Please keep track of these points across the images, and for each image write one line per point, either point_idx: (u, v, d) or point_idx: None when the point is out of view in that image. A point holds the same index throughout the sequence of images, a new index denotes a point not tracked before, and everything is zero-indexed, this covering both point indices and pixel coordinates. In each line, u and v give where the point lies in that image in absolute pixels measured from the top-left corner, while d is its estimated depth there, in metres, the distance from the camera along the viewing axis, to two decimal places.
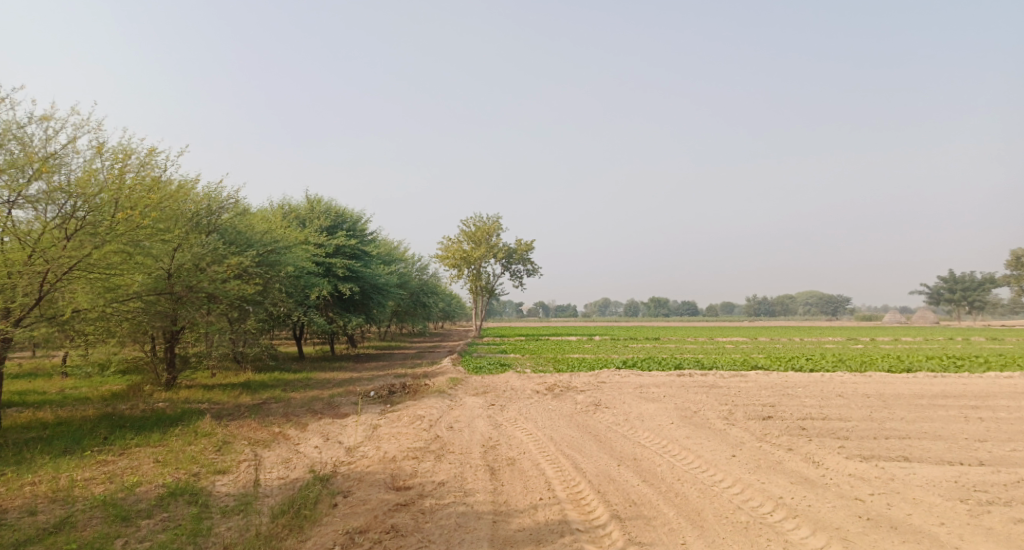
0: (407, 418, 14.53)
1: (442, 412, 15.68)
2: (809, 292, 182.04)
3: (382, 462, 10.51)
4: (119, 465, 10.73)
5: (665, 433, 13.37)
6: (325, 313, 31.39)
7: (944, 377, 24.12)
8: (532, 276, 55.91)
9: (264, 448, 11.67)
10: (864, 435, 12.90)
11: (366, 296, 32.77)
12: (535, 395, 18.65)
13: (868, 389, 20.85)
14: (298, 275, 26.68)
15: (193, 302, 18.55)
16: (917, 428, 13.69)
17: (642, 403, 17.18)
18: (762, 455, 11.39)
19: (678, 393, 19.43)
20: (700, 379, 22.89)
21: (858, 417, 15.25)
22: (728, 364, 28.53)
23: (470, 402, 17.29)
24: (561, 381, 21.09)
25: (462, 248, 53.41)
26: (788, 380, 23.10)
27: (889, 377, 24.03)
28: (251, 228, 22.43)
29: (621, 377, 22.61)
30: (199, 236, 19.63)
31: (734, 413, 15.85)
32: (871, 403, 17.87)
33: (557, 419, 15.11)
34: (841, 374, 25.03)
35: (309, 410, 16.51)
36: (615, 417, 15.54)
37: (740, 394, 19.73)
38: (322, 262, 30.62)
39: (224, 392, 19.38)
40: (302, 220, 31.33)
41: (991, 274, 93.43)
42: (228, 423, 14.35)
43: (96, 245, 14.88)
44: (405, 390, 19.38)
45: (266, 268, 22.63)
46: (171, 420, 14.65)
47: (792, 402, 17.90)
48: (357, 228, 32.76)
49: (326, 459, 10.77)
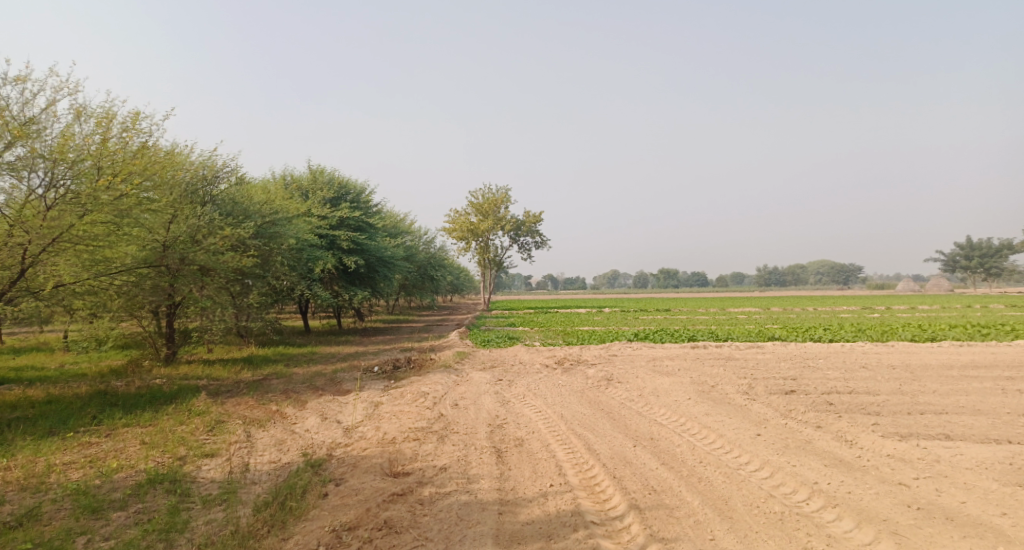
0: (410, 395, 13.83)
1: (447, 388, 14.95)
2: (820, 261, 180.29)
3: (380, 444, 9.81)
4: (103, 448, 10.08)
5: (682, 410, 12.61)
6: (330, 287, 30.71)
7: (970, 347, 23.18)
8: (541, 248, 55.06)
9: (258, 428, 11.01)
10: (897, 411, 12.13)
11: (372, 268, 32.05)
12: (544, 370, 17.93)
13: (892, 360, 19.98)
14: (300, 247, 25.95)
15: (187, 275, 17.79)
16: (953, 402, 12.86)
17: (657, 377, 16.41)
18: (789, 433, 10.62)
19: (694, 366, 18.65)
20: (715, 352, 22.10)
21: (887, 391, 14.42)
22: (743, 335, 27.72)
23: (476, 378, 16.56)
24: (571, 355, 20.35)
25: (470, 219, 52.58)
26: (807, 352, 22.30)
27: (912, 348, 23.21)
28: (248, 198, 21.68)
29: (634, 349, 21.85)
30: (193, 208, 18.86)
31: (754, 387, 15.07)
32: (898, 375, 17.03)
33: (568, 395, 14.37)
34: (861, 345, 24.17)
35: (310, 387, 15.84)
36: (628, 392, 14.78)
37: (758, 366, 18.92)
38: (326, 234, 29.84)
39: (224, 368, 18.74)
40: (305, 192, 30.55)
41: (1008, 241, 91.78)
42: (223, 401, 13.70)
43: (79, 215, 14.20)
44: (410, 365, 18.72)
45: (265, 240, 21.88)
46: (166, 397, 14.00)
47: (815, 375, 17.07)
48: (361, 199, 31.96)
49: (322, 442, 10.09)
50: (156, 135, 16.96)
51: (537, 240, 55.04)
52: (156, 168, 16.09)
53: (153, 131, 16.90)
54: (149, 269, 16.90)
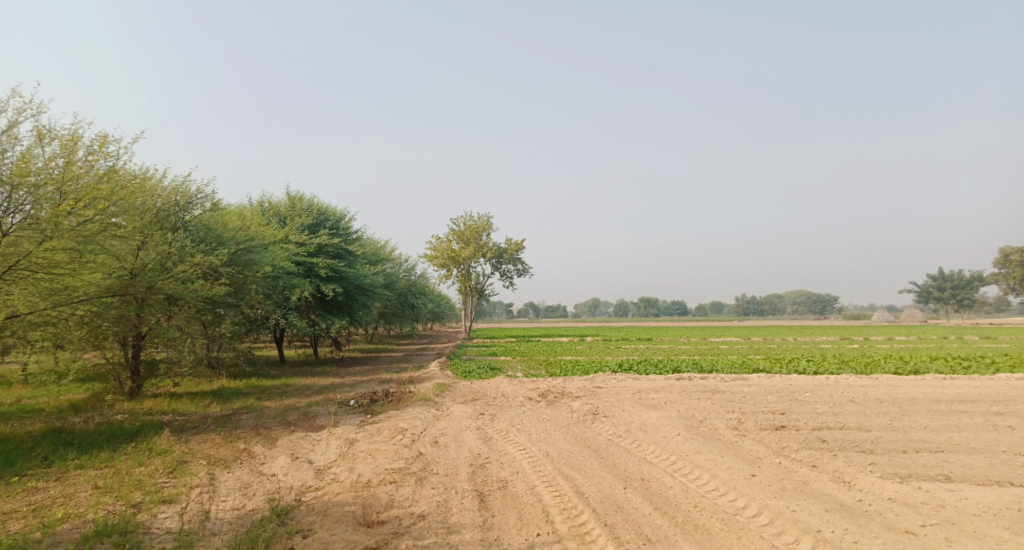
0: (387, 432, 13.21)
1: (426, 423, 14.33)
2: (797, 291, 181.83)
3: (354, 487, 9.19)
4: (50, 494, 9.37)
5: (672, 448, 12.11)
6: (307, 315, 29.95)
7: (954, 380, 22.96)
8: (522, 276, 54.67)
9: (222, 469, 10.35)
10: (892, 448, 11.76)
11: (350, 297, 31.38)
12: (527, 403, 17.36)
13: (879, 393, 19.67)
14: (275, 275, 25.28)
15: (154, 305, 17.11)
16: (948, 440, 12.50)
17: (643, 411, 15.91)
18: (785, 473, 10.16)
19: (680, 399, 18.18)
20: (700, 384, 21.67)
21: (879, 426, 14.04)
22: (727, 366, 27.35)
23: (457, 412, 15.95)
24: (554, 387, 19.79)
25: (451, 247, 52.12)
26: (793, 384, 21.96)
27: (897, 380, 22.98)
28: (222, 225, 21.06)
29: (618, 381, 21.35)
30: (163, 235, 18.25)
31: (743, 422, 14.64)
32: (887, 409, 16.68)
33: (553, 430, 13.81)
34: (846, 377, 23.88)
35: (283, 422, 15.13)
36: (615, 427, 14.25)
37: (745, 399, 18.51)
38: (304, 262, 29.18)
39: (193, 401, 17.99)
40: (282, 218, 29.93)
41: (980, 273, 93.16)
42: (188, 439, 12.97)
43: (37, 242, 13.71)
44: (388, 397, 18.08)
45: (239, 267, 21.20)
46: (127, 434, 13.25)
47: (803, 409, 16.67)
48: (340, 226, 31.39)
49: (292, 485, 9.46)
50: (124, 159, 16.42)
51: (518, 268, 54.64)
52: (124, 193, 15.57)
53: (122, 156, 16.37)
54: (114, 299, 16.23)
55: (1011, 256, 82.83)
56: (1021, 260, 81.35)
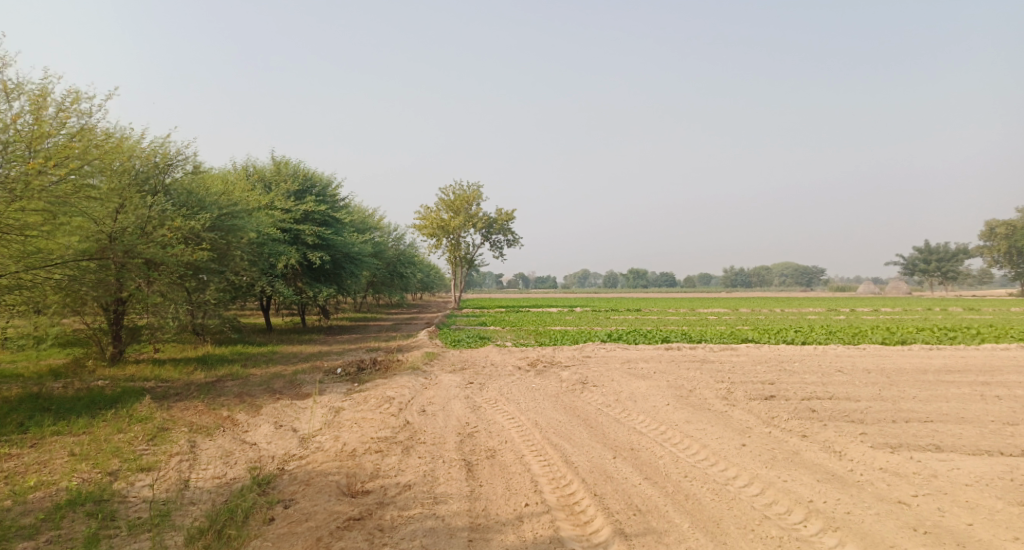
0: (373, 400, 13.02)
1: (414, 392, 14.14)
2: (785, 262, 182.64)
3: (338, 456, 9.00)
4: (25, 461, 9.15)
5: (661, 417, 11.99)
6: (294, 283, 29.62)
7: (941, 351, 23.01)
8: (512, 246, 54.39)
9: (203, 437, 10.13)
10: (883, 418, 11.70)
11: (337, 265, 31.04)
12: (515, 372, 17.21)
13: (868, 363, 19.66)
14: (260, 241, 24.89)
15: (133, 270, 16.76)
16: (938, 410, 12.45)
17: (632, 380, 15.78)
18: (776, 443, 10.06)
19: (669, 369, 18.08)
20: (690, 354, 21.58)
21: (869, 397, 13.99)
22: (716, 336, 27.31)
23: (445, 380, 15.77)
24: (543, 356, 19.65)
25: (440, 216, 51.69)
26: (782, 355, 21.94)
27: (885, 351, 23.00)
28: (205, 189, 20.63)
29: (607, 351, 21.25)
30: (140, 198, 17.83)
31: (734, 392, 14.55)
32: (876, 380, 16.65)
33: (542, 400, 13.66)
34: (834, 348, 23.87)
35: (268, 390, 14.90)
36: (604, 397, 14.13)
37: (735, 369, 18.44)
38: (290, 229, 28.76)
39: (176, 368, 17.74)
40: (268, 184, 29.43)
41: (966, 246, 93.73)
42: (170, 406, 12.73)
43: (7, 201, 13.50)
44: (375, 366, 17.87)
45: (222, 233, 20.81)
46: (107, 401, 13.01)
47: (792, 379, 16.62)
48: (327, 193, 30.90)
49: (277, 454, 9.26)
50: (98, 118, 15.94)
51: (507, 238, 54.33)
52: (98, 153, 15.19)
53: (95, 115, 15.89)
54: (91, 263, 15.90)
55: (997, 229, 83.24)
56: (1007, 233, 81.86)
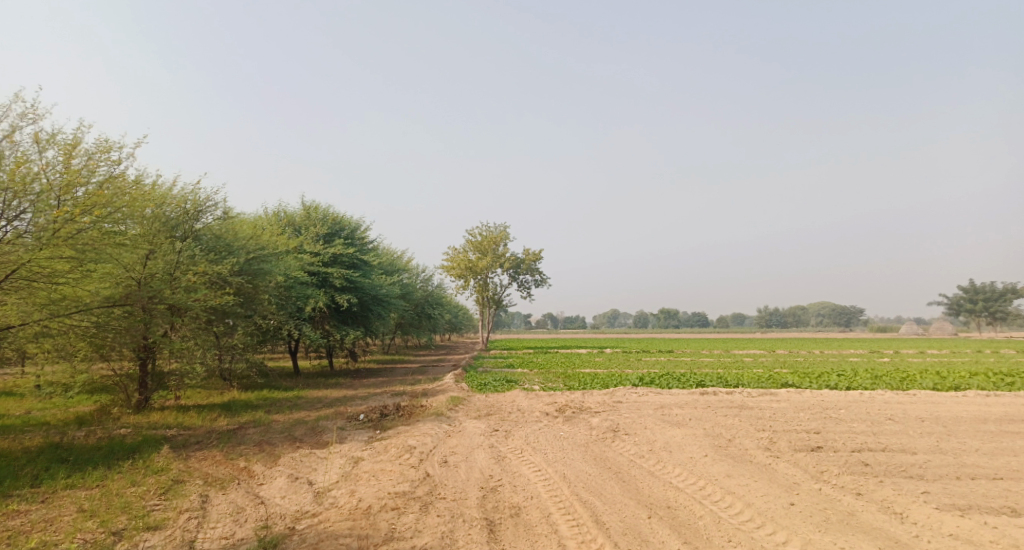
0: (394, 450, 12.45)
1: (436, 441, 13.55)
2: (822, 302, 178.79)
3: (352, 514, 8.56)
4: (31, 518, 8.76)
5: (699, 471, 11.21)
6: (321, 326, 29.36)
7: (997, 398, 21.63)
8: (541, 287, 53.84)
9: (216, 491, 9.70)
10: (943, 475, 10.79)
11: (365, 308, 30.75)
12: (544, 419, 16.50)
13: (919, 411, 18.52)
14: (288, 285, 24.72)
15: (156, 315, 16.52)
16: (1005, 465, 11.49)
17: (667, 428, 14.99)
18: (826, 502, 9.25)
19: (706, 415, 17.19)
20: (727, 399, 20.62)
21: (925, 449, 13.02)
22: (754, 380, 26.20)
23: (470, 428, 15.14)
24: (573, 401, 18.91)
25: (468, 257, 51.50)
26: (824, 400, 20.85)
27: (936, 397, 21.74)
28: (234, 233, 20.53)
29: (639, 396, 20.40)
30: (165, 244, 17.70)
31: (776, 442, 13.67)
32: (931, 429, 15.56)
33: (571, 449, 12.96)
34: (881, 393, 22.63)
35: (288, 438, 14.43)
36: (637, 446, 13.38)
37: (776, 416, 17.48)
38: (318, 272, 28.62)
39: (199, 415, 17.38)
40: (297, 227, 29.46)
41: (1012, 284, 90.63)
42: (186, 456, 12.31)
43: (33, 249, 13.44)
44: (399, 412, 17.33)
45: (250, 277, 20.66)
46: (124, 450, 12.63)
47: (839, 428, 15.64)
48: (355, 236, 30.79)
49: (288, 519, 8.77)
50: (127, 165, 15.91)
51: (536, 278, 53.82)
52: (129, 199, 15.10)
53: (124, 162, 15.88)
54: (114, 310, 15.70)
55: None
56: None
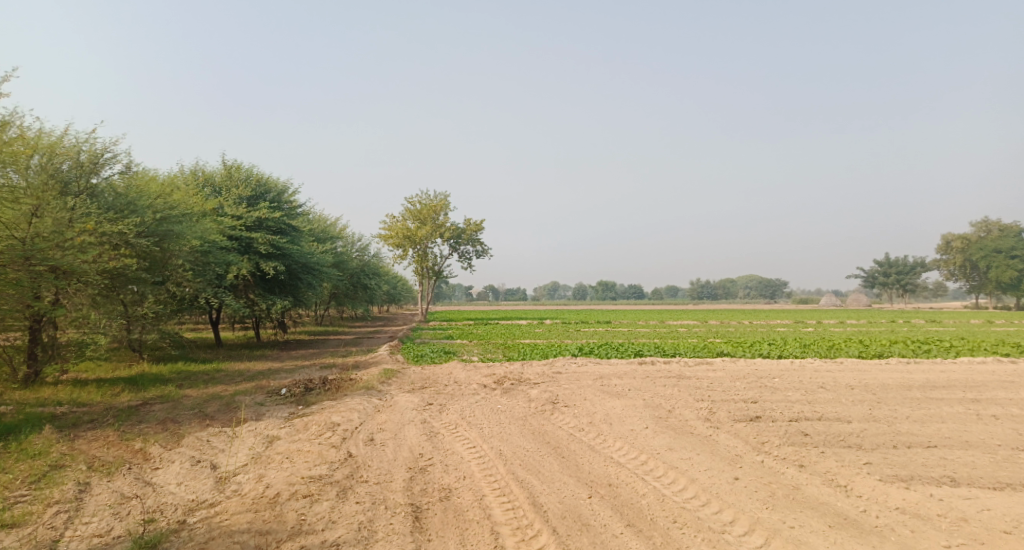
0: (316, 427, 11.53)
1: (363, 416, 12.64)
2: (750, 275, 184.16)
3: (256, 505, 7.98)
4: None
5: (641, 444, 10.71)
6: (245, 295, 27.84)
7: (921, 365, 22.07)
8: (480, 257, 53.00)
9: (102, 482, 8.68)
10: (885, 443, 10.59)
11: (293, 276, 29.31)
12: (480, 391, 15.76)
13: (851, 379, 18.60)
14: (205, 250, 23.20)
15: (38, 279, 15.04)
16: (939, 432, 11.38)
17: (606, 399, 14.47)
18: (771, 476, 8.85)
19: (644, 386, 16.78)
20: (665, 369, 20.34)
21: (862, 417, 12.88)
22: (691, 350, 26.14)
23: (401, 401, 14.29)
24: (511, 372, 18.23)
25: (405, 226, 50.15)
26: (759, 370, 20.84)
27: (865, 365, 22.05)
28: (138, 192, 19.02)
29: (578, 366, 19.89)
30: (50, 201, 16.17)
31: (716, 412, 13.32)
32: (863, 397, 15.55)
33: (507, 424, 12.26)
34: (813, 362, 22.82)
35: (199, 415, 13.27)
36: (576, 419, 12.79)
37: (714, 386, 17.24)
38: (240, 237, 27.02)
39: (100, 390, 16.01)
40: (218, 190, 27.72)
41: (925, 258, 95.04)
42: (76, 438, 11.13)
43: None
44: (324, 385, 16.32)
45: (156, 240, 19.20)
46: (3, 432, 11.36)
47: (776, 397, 15.47)
48: (282, 199, 29.18)
49: (183, 516, 7.81)
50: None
51: (475, 248, 52.93)
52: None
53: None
54: None
55: (953, 243, 84.61)
56: (962, 246, 83.18)
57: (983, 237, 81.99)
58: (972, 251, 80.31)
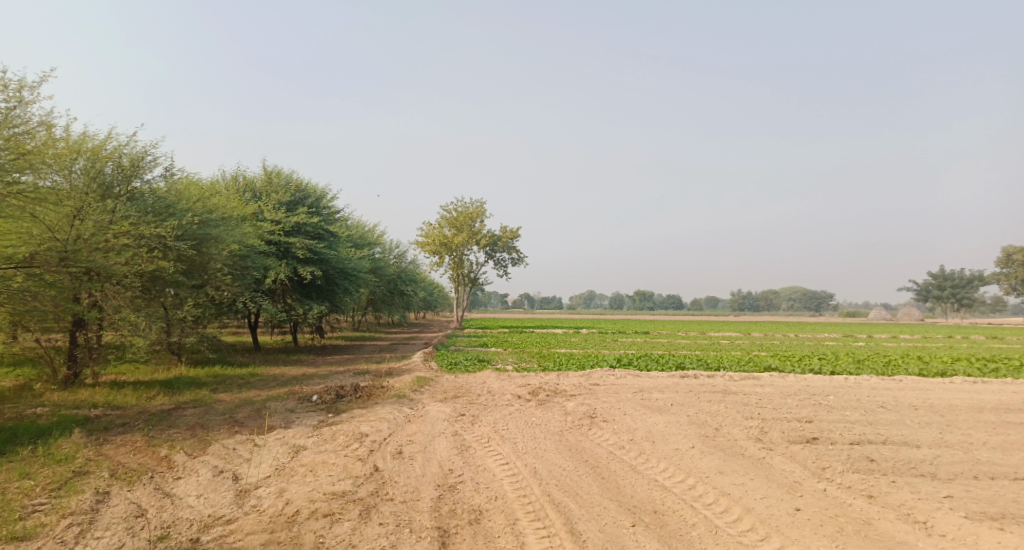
0: (343, 437, 11.00)
1: (393, 427, 12.07)
2: (794, 287, 180.06)
3: (273, 523, 7.62)
4: None
5: (688, 465, 9.91)
6: (283, 299, 27.67)
7: (987, 385, 20.65)
8: (517, 265, 52.44)
9: (121, 494, 8.29)
10: (961, 473, 9.63)
11: (330, 281, 29.06)
12: (515, 403, 15.09)
13: (912, 399, 17.41)
14: (244, 254, 23.04)
15: (73, 281, 14.85)
16: (1022, 462, 10.35)
17: (649, 415, 13.66)
18: (836, 509, 8.01)
19: (688, 401, 15.89)
20: (709, 383, 19.38)
21: (930, 442, 11.86)
22: (735, 363, 25.07)
23: (433, 412, 13.71)
24: (547, 383, 17.50)
25: (443, 232, 49.90)
26: (810, 386, 19.74)
27: (924, 384, 20.76)
28: (177, 195, 18.90)
29: (617, 378, 19.07)
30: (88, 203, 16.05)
31: (768, 432, 12.42)
32: (929, 419, 14.42)
33: (543, 438, 11.56)
34: (867, 379, 21.58)
35: (228, 421, 12.87)
36: (617, 436, 12.02)
37: (763, 403, 16.27)
38: (278, 241, 26.88)
39: (134, 393, 15.79)
40: (258, 194, 27.66)
41: (981, 272, 91.38)
42: (101, 443, 10.79)
43: None
44: (356, 392, 15.85)
45: (194, 243, 19.03)
46: (31, 434, 11.07)
47: (832, 417, 14.45)
48: (321, 205, 29.01)
49: (197, 534, 7.49)
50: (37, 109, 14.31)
51: (513, 256, 52.39)
52: (33, 146, 13.57)
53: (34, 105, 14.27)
54: (20, 273, 14.13)
55: (1013, 256, 81.06)
56: (1022, 260, 79.64)
57: None
58: None
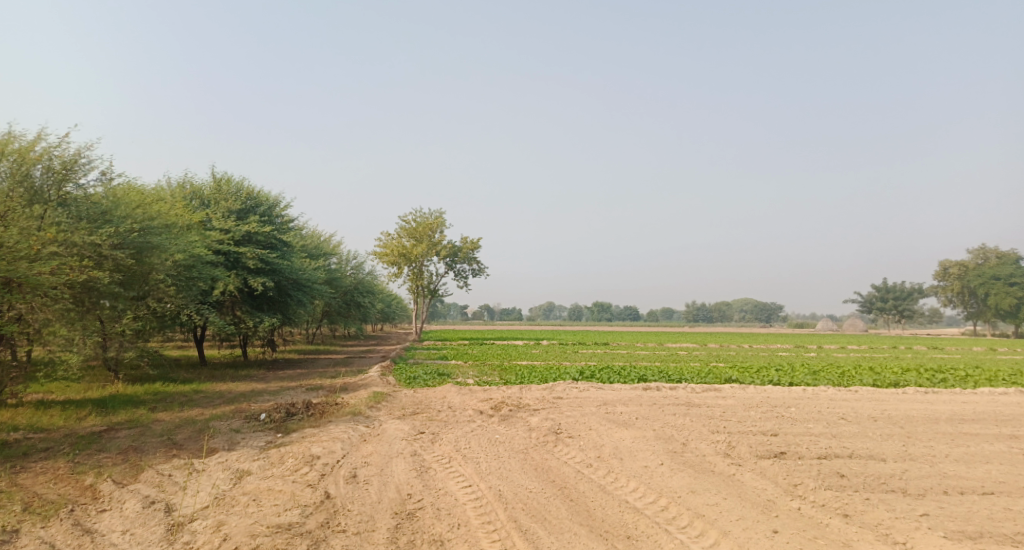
0: (293, 460, 10.32)
1: (347, 448, 11.40)
2: (746, 298, 183.46)
3: None
4: None
5: (659, 485, 9.51)
6: (232, 311, 26.56)
7: (939, 395, 20.90)
8: (477, 276, 51.88)
9: (36, 534, 7.89)
10: (932, 488, 9.45)
11: (282, 293, 28.07)
12: (475, 419, 14.53)
13: (871, 410, 17.41)
14: (190, 264, 22.07)
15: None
16: (988, 474, 10.26)
17: (614, 430, 13.26)
18: (805, 538, 7.79)
19: (653, 414, 15.53)
20: (672, 396, 19.13)
21: (897, 455, 11.72)
22: (696, 375, 24.92)
23: (390, 430, 13.06)
24: (509, 397, 16.97)
25: (401, 243, 49.09)
26: (771, 398, 19.65)
27: (880, 394, 20.89)
28: (114, 202, 17.99)
29: (579, 391, 18.64)
30: (14, 207, 15.08)
31: (736, 447, 12.12)
32: (890, 431, 14.35)
33: (506, 457, 11.05)
34: (825, 390, 21.64)
35: (166, 443, 12.02)
36: (583, 453, 11.57)
37: (727, 415, 16.04)
38: (227, 251, 25.84)
39: (64, 413, 14.78)
40: (206, 202, 26.61)
41: (922, 284, 94.35)
42: (21, 473, 9.93)
43: None
44: (307, 409, 15.10)
45: (133, 252, 18.11)
46: None
47: (796, 430, 14.26)
48: (273, 213, 28.05)
49: None
50: None
51: (472, 268, 51.84)
52: None
53: None
54: None
55: (951, 269, 83.97)
56: (960, 273, 82.51)
57: (979, 264, 81.36)
58: (970, 278, 79.66)
